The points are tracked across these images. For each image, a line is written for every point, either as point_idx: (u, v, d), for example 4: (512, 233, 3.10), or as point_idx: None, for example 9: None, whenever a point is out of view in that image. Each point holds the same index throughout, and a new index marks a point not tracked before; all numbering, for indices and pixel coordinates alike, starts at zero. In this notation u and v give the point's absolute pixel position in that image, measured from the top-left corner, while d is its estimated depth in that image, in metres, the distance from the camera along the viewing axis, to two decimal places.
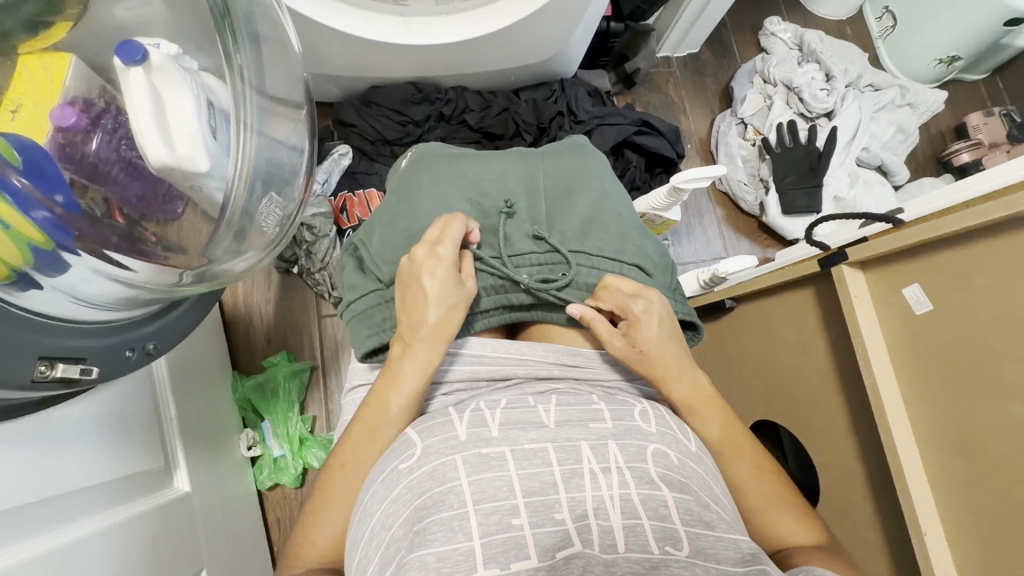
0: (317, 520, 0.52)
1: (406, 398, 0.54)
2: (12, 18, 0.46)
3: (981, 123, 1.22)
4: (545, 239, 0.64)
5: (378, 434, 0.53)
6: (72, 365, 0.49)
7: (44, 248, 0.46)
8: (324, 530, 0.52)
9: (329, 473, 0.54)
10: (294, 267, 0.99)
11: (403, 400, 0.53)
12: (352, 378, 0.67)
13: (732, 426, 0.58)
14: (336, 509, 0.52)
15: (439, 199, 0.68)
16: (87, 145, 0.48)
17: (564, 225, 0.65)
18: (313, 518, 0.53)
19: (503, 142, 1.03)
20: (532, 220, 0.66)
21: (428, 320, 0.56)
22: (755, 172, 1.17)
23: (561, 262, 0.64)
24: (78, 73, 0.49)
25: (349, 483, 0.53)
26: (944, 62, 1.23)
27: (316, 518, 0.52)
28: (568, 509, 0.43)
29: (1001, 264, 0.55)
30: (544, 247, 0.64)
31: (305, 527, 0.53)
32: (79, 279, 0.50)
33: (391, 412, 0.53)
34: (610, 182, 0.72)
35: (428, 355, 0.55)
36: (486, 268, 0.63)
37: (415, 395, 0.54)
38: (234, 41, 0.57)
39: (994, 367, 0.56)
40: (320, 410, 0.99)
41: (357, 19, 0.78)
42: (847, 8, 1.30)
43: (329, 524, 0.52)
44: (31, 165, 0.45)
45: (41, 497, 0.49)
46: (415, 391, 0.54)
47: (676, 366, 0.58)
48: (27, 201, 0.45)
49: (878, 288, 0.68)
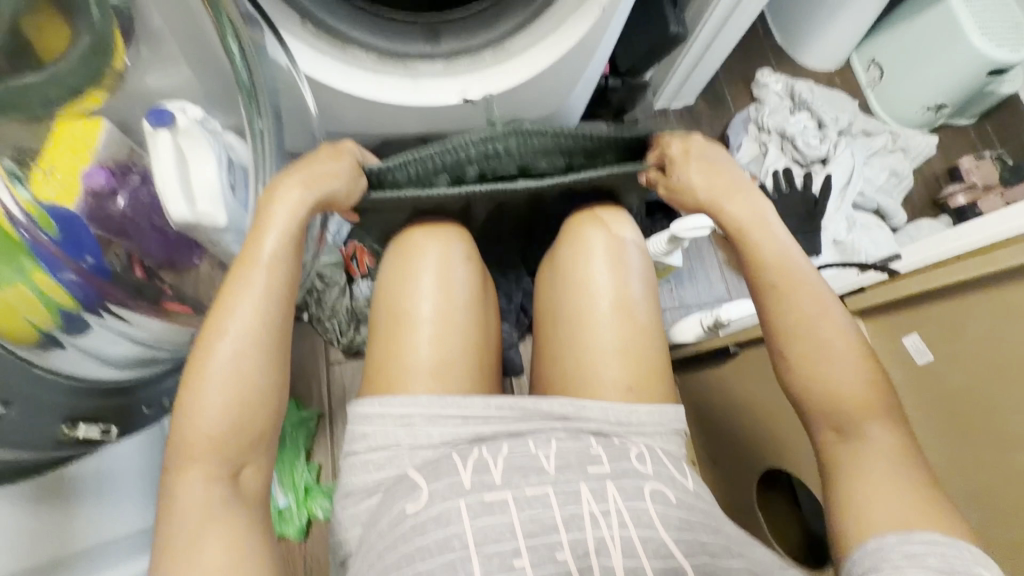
0: (198, 542, 0.43)
1: (252, 307, 0.50)
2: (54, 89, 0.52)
3: (974, 166, 1.26)
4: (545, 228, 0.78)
5: (248, 393, 0.48)
6: (94, 426, 0.52)
7: (72, 311, 0.53)
8: (191, 573, 0.41)
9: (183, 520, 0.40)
10: (305, 314, 1.00)
11: (244, 317, 0.50)
12: (352, 441, 0.55)
13: (821, 304, 0.58)
14: (214, 439, 0.46)
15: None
16: (115, 205, 0.58)
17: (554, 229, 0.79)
18: (177, 556, 0.42)
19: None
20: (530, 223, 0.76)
21: (262, 262, 0.52)
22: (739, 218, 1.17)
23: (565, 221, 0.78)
24: (109, 137, 0.58)
25: (209, 397, 0.47)
26: (932, 109, 1.28)
27: (200, 450, 0.46)
28: (569, 549, 0.47)
29: (995, 315, 0.56)
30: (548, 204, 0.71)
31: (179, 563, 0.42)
32: (104, 341, 0.56)
33: (251, 340, 0.49)
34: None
35: (272, 293, 0.52)
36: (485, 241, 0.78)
37: (267, 361, 0.50)
38: (257, 111, 0.63)
39: (1000, 420, 0.56)
40: (327, 458, 0.96)
41: (370, 83, 0.79)
42: (835, 61, 1.36)
43: (190, 489, 0.45)
44: (66, 233, 0.52)
45: (49, 554, 0.52)
46: (262, 318, 0.50)
47: (770, 260, 0.61)
48: (56, 263, 0.51)
49: (880, 338, 0.68)
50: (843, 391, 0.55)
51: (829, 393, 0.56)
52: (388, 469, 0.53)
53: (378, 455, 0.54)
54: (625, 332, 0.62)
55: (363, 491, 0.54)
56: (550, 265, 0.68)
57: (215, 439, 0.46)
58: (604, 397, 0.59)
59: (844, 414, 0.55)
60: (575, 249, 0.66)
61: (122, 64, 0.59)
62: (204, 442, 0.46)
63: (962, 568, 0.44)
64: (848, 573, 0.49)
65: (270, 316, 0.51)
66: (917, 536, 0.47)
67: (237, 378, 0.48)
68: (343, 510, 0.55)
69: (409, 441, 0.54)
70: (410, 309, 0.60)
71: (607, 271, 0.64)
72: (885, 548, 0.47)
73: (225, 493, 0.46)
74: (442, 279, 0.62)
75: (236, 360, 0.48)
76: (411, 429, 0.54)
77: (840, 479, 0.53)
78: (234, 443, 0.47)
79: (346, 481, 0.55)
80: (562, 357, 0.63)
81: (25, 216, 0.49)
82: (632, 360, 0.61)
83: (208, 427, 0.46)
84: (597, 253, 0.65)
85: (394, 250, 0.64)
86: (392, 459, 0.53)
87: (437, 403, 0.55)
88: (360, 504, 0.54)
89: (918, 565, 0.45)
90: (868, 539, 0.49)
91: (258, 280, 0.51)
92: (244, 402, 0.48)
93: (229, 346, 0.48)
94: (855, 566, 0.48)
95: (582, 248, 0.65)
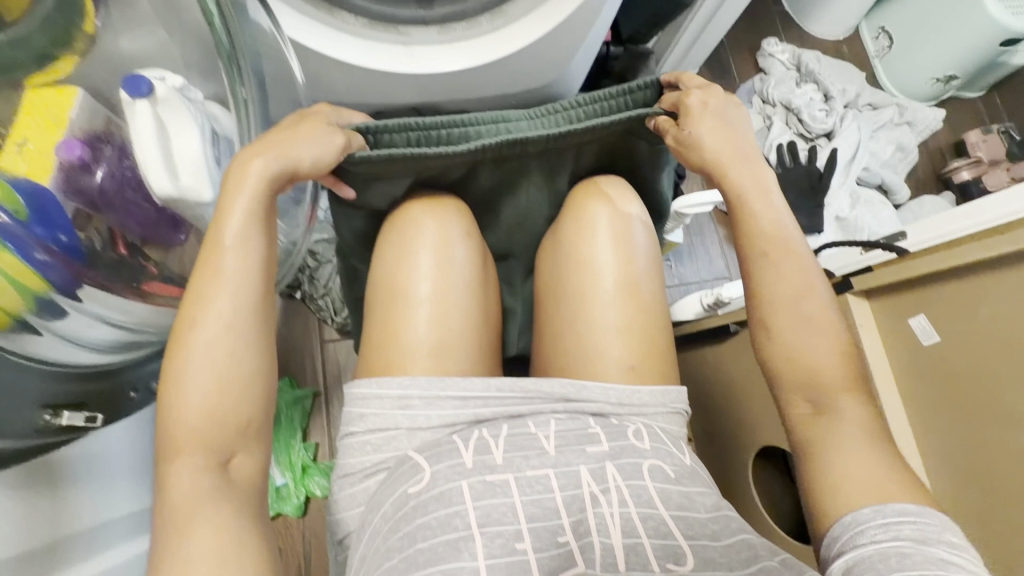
0: (186, 529, 0.41)
1: (230, 289, 0.48)
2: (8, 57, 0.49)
3: (980, 140, 1.23)
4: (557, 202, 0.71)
5: (235, 373, 0.47)
6: (76, 413, 0.51)
7: (46, 295, 0.50)
8: (186, 558, 0.40)
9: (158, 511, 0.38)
10: (297, 292, 0.98)
11: (228, 306, 0.48)
12: (348, 422, 0.54)
13: (804, 274, 0.57)
14: (199, 429, 0.45)
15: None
16: (92, 179, 0.55)
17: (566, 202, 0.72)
18: (168, 544, 0.41)
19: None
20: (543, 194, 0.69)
21: (231, 244, 0.49)
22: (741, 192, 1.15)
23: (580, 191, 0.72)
24: (84, 104, 0.55)
25: (191, 390, 0.45)
26: (940, 81, 1.24)
27: (187, 444, 0.44)
28: (570, 530, 0.46)
29: (1009, 296, 0.55)
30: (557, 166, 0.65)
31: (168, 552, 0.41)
32: (82, 326, 0.54)
33: (229, 331, 0.47)
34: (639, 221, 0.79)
35: (255, 271, 0.50)
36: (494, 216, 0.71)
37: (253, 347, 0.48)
38: (239, 75, 0.61)
39: (1003, 399, 0.56)
40: (324, 437, 0.95)
41: (360, 49, 0.75)
42: (843, 29, 1.31)
43: (176, 475, 0.43)
44: (38, 212, 0.49)
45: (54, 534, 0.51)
46: (248, 297, 0.49)
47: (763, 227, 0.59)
48: (25, 244, 0.48)
49: (882, 318, 0.67)
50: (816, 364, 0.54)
51: (800, 366, 0.55)
52: (388, 450, 0.52)
53: (377, 437, 0.52)
54: (629, 312, 0.61)
55: (361, 474, 0.53)
56: (553, 238, 0.66)
57: (203, 423, 0.45)
58: (606, 379, 0.58)
59: (815, 388, 0.54)
60: (579, 227, 0.64)
61: (92, 26, 0.56)
62: (191, 432, 0.44)
63: (933, 536, 0.44)
64: (826, 549, 0.48)
65: (251, 304, 0.49)
66: (891, 506, 0.46)
67: (225, 368, 0.46)
68: (340, 493, 0.54)
69: (408, 423, 0.52)
70: (406, 288, 0.58)
71: (610, 250, 0.62)
72: (859, 517, 0.47)
73: (219, 477, 0.44)
74: (439, 259, 0.60)
75: (224, 353, 0.46)
76: (410, 411, 0.52)
77: (812, 454, 0.52)
78: (219, 426, 0.45)
79: (343, 463, 0.54)
80: (564, 338, 0.61)
81: None
82: (637, 340, 0.60)
83: (194, 415, 0.45)
84: (602, 229, 0.63)
85: (387, 228, 0.62)
86: (390, 441, 0.52)
87: (437, 386, 0.53)
88: (358, 486, 0.53)
89: (891, 535, 0.44)
90: (841, 510, 0.49)
91: (228, 266, 0.49)
92: (226, 388, 0.46)
93: (207, 337, 0.47)
94: (833, 541, 0.48)
95: (586, 225, 0.63)
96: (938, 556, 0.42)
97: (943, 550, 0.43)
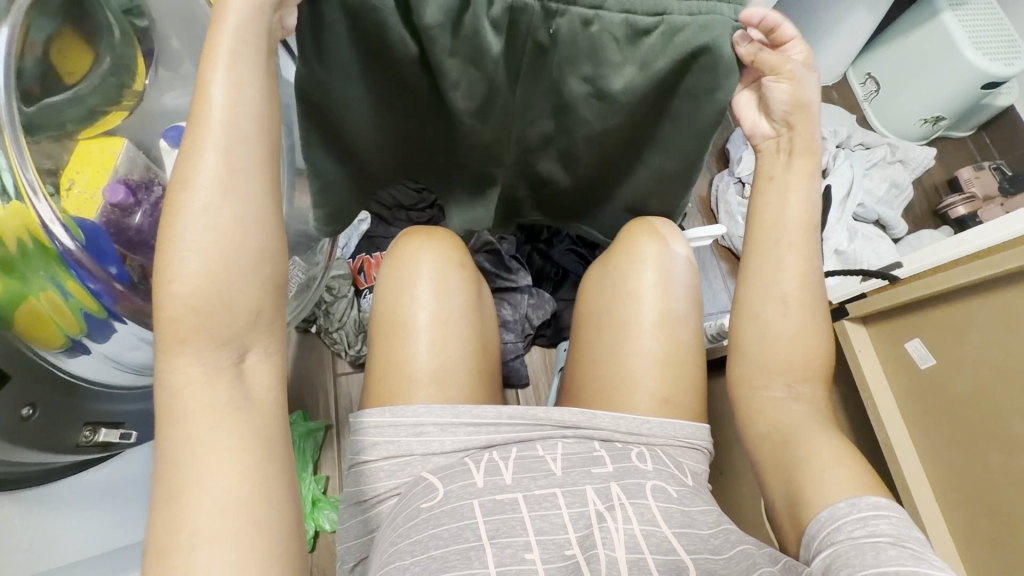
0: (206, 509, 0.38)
1: (216, 174, 0.38)
2: (52, 119, 0.55)
3: (972, 177, 1.27)
4: (557, 85, 0.53)
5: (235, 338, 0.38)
6: (112, 430, 0.62)
7: (97, 316, 0.58)
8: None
9: (156, 496, 0.35)
10: (314, 326, 1.01)
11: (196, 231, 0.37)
12: (358, 450, 0.55)
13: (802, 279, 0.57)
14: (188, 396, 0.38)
15: (414, 101, 0.56)
16: (131, 220, 0.60)
17: (574, 101, 0.53)
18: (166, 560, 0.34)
19: (523, 250, 1.00)
20: (541, 65, 0.51)
21: (219, 89, 0.39)
22: (729, 209, 1.17)
23: (597, 96, 0.52)
24: (126, 153, 0.62)
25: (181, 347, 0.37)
26: (928, 121, 1.29)
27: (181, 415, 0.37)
28: (577, 544, 0.47)
29: (1002, 323, 0.56)
30: (572, 18, 0.47)
31: (163, 513, 0.34)
32: (126, 347, 0.62)
33: (215, 238, 0.37)
34: (640, 160, 0.61)
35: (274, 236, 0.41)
36: (476, 91, 0.52)
37: (263, 255, 0.39)
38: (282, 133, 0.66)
39: (1001, 425, 0.56)
40: (334, 470, 0.96)
41: None
42: (831, 75, 1.38)
43: None
44: (91, 242, 0.55)
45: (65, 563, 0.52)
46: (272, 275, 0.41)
47: (792, 216, 0.57)
48: (85, 273, 0.54)
49: (882, 344, 0.68)
50: (789, 377, 0.57)
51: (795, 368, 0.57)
52: (401, 476, 0.54)
53: (391, 463, 0.54)
54: (649, 342, 0.63)
55: (376, 497, 0.54)
56: (604, 265, 0.69)
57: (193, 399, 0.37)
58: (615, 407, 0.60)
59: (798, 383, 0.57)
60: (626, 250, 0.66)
61: (139, 84, 0.64)
62: (178, 365, 0.37)
63: (907, 533, 0.44)
64: (804, 549, 0.48)
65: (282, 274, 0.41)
66: (865, 501, 0.46)
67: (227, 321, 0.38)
68: (356, 517, 0.56)
69: (421, 449, 0.54)
70: (406, 318, 0.61)
71: (654, 286, 0.65)
72: (837, 512, 0.46)
73: (227, 390, 0.38)
74: (440, 279, 0.63)
75: (206, 274, 0.36)
76: (425, 437, 0.54)
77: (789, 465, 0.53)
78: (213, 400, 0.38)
79: (359, 490, 0.55)
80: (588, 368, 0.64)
81: (63, 227, 0.51)
82: (641, 368, 0.62)
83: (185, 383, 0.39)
84: (649, 264, 0.65)
85: (389, 256, 0.65)
86: (402, 467, 0.54)
87: (450, 413, 0.55)
88: (372, 511, 0.55)
89: (869, 531, 0.44)
90: (817, 507, 0.48)
91: (221, 118, 0.38)
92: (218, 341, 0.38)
93: (189, 237, 0.37)
94: (811, 539, 0.47)
95: (636, 256, 0.65)
96: (913, 552, 0.42)
97: (915, 546, 0.43)
